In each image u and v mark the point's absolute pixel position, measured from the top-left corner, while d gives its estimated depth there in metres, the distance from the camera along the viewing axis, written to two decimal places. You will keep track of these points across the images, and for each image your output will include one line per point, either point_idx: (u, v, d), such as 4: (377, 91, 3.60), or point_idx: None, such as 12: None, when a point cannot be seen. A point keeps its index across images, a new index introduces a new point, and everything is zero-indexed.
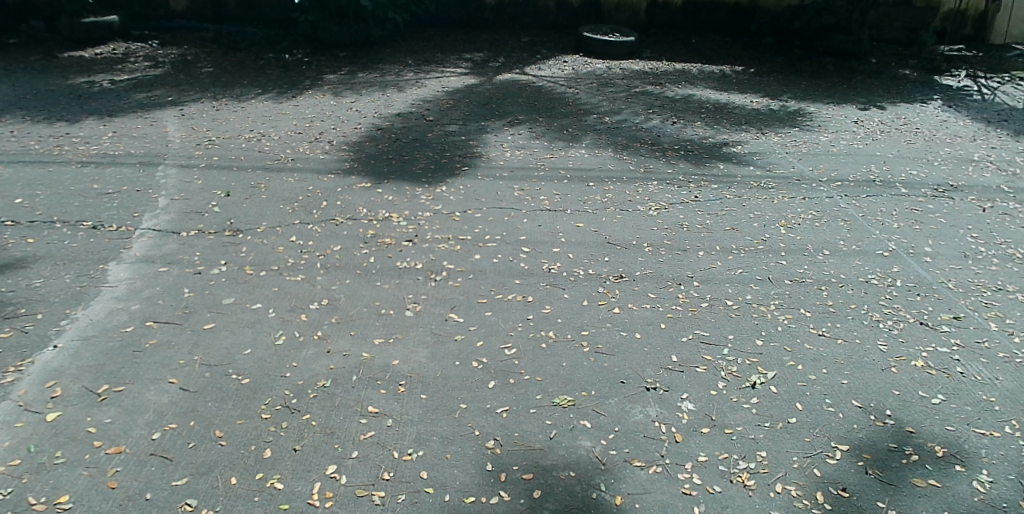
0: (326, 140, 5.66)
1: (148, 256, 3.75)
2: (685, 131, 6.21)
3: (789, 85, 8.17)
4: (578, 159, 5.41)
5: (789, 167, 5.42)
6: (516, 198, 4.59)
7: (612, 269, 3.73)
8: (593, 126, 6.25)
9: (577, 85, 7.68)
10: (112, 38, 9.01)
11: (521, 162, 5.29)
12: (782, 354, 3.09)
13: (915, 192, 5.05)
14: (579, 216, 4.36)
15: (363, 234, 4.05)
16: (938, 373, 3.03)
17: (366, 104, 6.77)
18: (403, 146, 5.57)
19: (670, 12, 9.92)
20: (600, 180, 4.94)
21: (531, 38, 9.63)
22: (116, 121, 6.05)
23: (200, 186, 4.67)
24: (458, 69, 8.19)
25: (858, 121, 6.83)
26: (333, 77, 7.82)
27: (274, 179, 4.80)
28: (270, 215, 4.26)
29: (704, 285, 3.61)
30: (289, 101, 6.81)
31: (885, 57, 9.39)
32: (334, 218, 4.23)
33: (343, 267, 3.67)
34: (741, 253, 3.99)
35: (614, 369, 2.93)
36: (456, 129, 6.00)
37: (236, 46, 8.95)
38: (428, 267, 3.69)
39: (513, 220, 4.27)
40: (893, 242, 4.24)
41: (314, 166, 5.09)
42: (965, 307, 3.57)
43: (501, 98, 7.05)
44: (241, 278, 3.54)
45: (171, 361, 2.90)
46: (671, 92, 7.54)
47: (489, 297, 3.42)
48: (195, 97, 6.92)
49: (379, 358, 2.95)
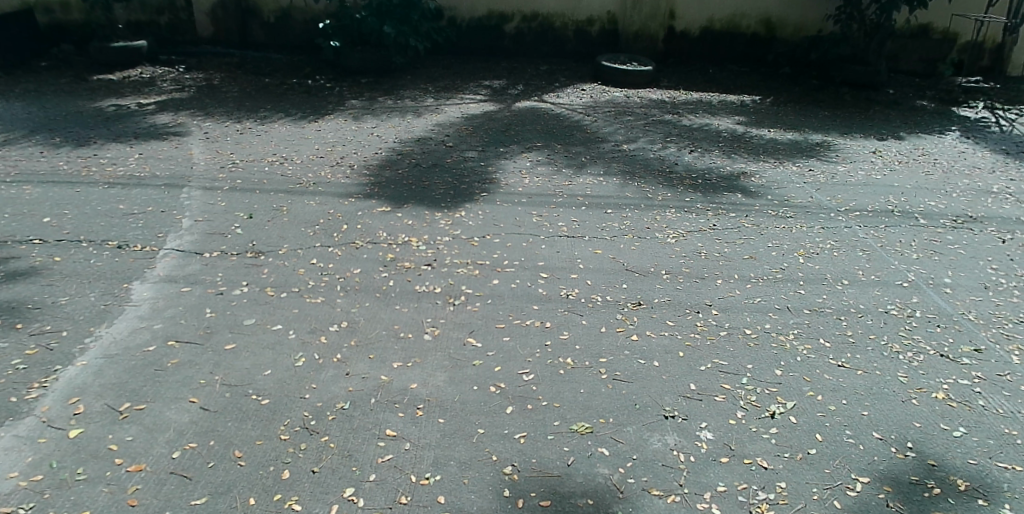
0: (347, 164, 5.72)
1: (171, 276, 3.80)
2: (703, 160, 6.23)
3: (807, 116, 8.21)
4: (595, 186, 5.44)
5: (807, 197, 5.42)
6: (534, 224, 4.62)
7: (629, 296, 3.74)
8: (611, 154, 6.29)
9: (595, 113, 7.74)
10: (139, 62, 9.20)
11: (539, 189, 5.32)
12: (802, 384, 3.06)
13: (935, 223, 5.05)
14: (597, 243, 4.38)
15: (382, 257, 4.09)
16: (959, 406, 3.01)
17: (386, 129, 6.85)
18: (422, 171, 5.63)
19: (689, 42, 10.01)
20: (618, 208, 4.97)
21: (550, 66, 9.75)
22: (142, 144, 6.16)
23: (224, 208, 4.74)
24: (477, 96, 8.29)
25: (876, 151, 6.83)
26: (356, 102, 7.93)
27: (296, 202, 4.87)
28: (292, 237, 4.31)
29: (723, 314, 3.61)
30: (311, 125, 6.91)
31: (903, 88, 9.43)
32: (354, 241, 4.27)
33: (363, 290, 3.70)
34: (759, 282, 3.99)
35: (632, 396, 2.92)
36: (474, 155, 6.06)
37: (260, 71, 9.11)
38: (447, 292, 3.71)
39: (530, 246, 4.29)
40: (913, 273, 4.23)
41: (335, 189, 5.16)
42: (986, 339, 3.55)
43: (519, 125, 7.13)
44: (262, 300, 3.58)
45: (192, 380, 2.93)
46: (688, 121, 7.59)
47: (507, 322, 3.43)
48: (219, 120, 7.04)
49: (398, 381, 2.95)
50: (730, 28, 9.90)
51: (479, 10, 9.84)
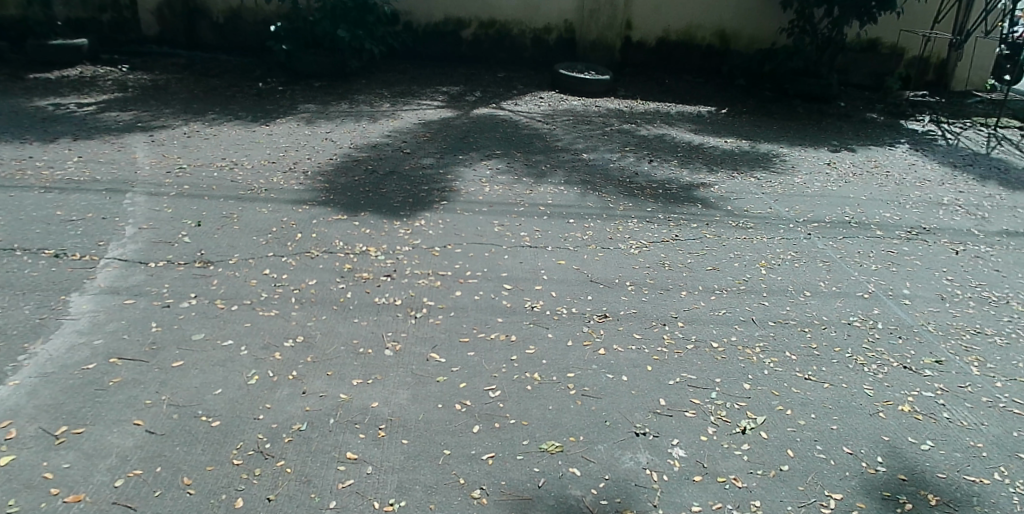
0: (300, 170, 5.53)
1: (113, 287, 3.59)
2: (662, 170, 6.23)
3: (761, 128, 8.34)
4: (556, 195, 5.38)
5: (766, 208, 5.46)
6: (496, 234, 4.53)
7: (595, 308, 3.67)
8: (571, 162, 6.25)
9: (554, 122, 7.71)
10: (80, 60, 8.82)
11: (500, 197, 5.24)
12: (771, 398, 3.03)
13: (890, 234, 5.17)
14: (560, 253, 4.31)
15: (339, 268, 3.93)
16: (925, 418, 3.01)
17: (342, 134, 6.68)
18: (380, 178, 5.49)
19: (645, 52, 10.09)
20: (580, 217, 4.92)
21: (507, 73, 9.69)
22: (82, 146, 5.86)
23: (170, 215, 4.52)
24: (435, 102, 8.17)
25: (830, 163, 6.94)
26: (309, 106, 7.73)
27: (247, 210, 4.68)
28: (243, 246, 4.12)
29: (689, 326, 3.57)
30: (263, 129, 6.70)
31: (853, 100, 9.78)
32: (309, 251, 4.11)
33: (319, 302, 3.54)
34: (723, 293, 3.97)
35: (601, 413, 2.84)
36: (432, 163, 5.94)
37: (209, 73, 8.81)
38: (408, 304, 3.58)
39: (493, 256, 4.20)
40: (872, 284, 4.29)
41: (288, 196, 4.98)
42: (946, 350, 3.60)
43: (478, 132, 7.05)
44: (212, 313, 3.39)
45: (136, 401, 2.74)
46: (646, 131, 7.61)
47: (471, 336, 3.31)
48: (165, 122, 6.76)
49: (358, 400, 2.81)
50: (685, 39, 10.01)
51: (436, 15, 9.74)
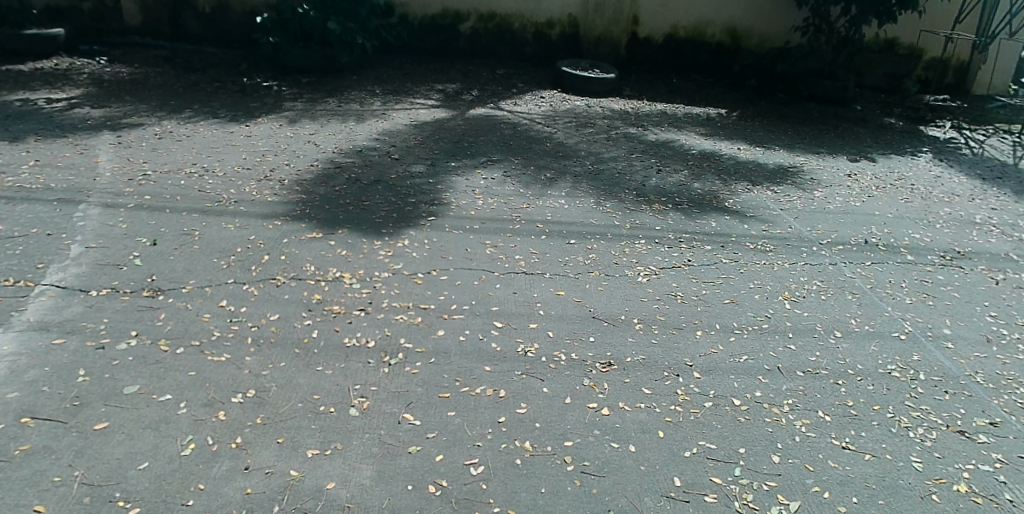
0: (276, 179, 5.04)
1: (43, 322, 3.11)
2: (672, 180, 5.74)
3: (776, 133, 7.84)
4: (556, 209, 4.89)
5: (786, 227, 4.97)
6: (488, 257, 4.05)
7: (598, 354, 3.19)
8: (573, 170, 5.76)
9: (556, 124, 7.22)
10: (55, 51, 8.32)
11: (494, 212, 4.75)
12: (805, 477, 2.57)
13: (922, 260, 4.70)
14: (559, 282, 3.83)
15: (307, 298, 3.45)
16: (986, 502, 2.56)
17: (326, 136, 6.19)
18: (363, 188, 5.00)
19: (652, 49, 9.58)
20: (581, 237, 4.43)
21: (507, 70, 9.18)
22: (41, 147, 5.37)
23: (124, 231, 4.03)
24: (429, 101, 7.67)
25: (851, 175, 6.46)
26: (294, 104, 7.23)
27: (211, 226, 4.19)
28: (201, 271, 3.64)
29: (706, 378, 3.10)
30: (241, 130, 6.20)
31: (870, 104, 9.27)
32: (275, 277, 3.63)
33: (279, 343, 3.06)
34: (743, 334, 3.50)
35: (603, 498, 2.38)
36: (421, 171, 5.45)
37: (191, 66, 8.30)
38: (382, 346, 3.10)
39: (483, 285, 3.72)
40: (909, 323, 3.83)
41: (260, 209, 4.49)
42: (1000, 408, 3.14)
43: (474, 135, 6.55)
44: (152, 357, 2.91)
45: (43, 478, 2.28)
46: (654, 136, 7.12)
47: (452, 390, 2.84)
48: (136, 120, 6.26)
49: (311, 479, 2.34)
50: (695, 36, 9.50)
51: (433, 8, 9.23)
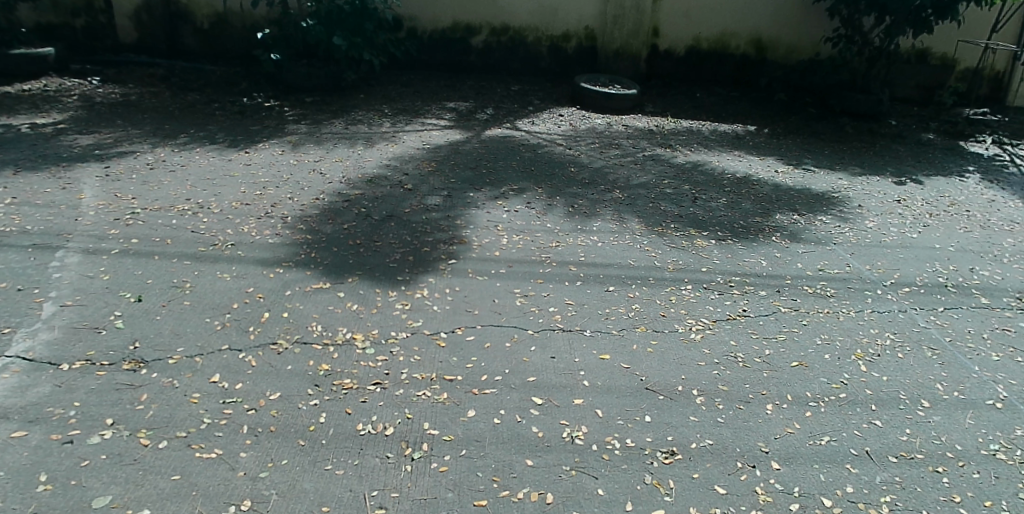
0: (278, 216, 4.58)
1: (2, 408, 2.64)
2: (710, 209, 5.24)
3: (811, 152, 7.37)
4: (589, 246, 4.40)
5: (844, 265, 4.48)
6: (518, 310, 3.57)
7: (657, 438, 2.71)
8: (603, 199, 5.27)
9: (577, 145, 6.75)
10: (46, 72, 7.89)
11: (520, 252, 4.28)
12: None
13: (1000, 303, 4.20)
14: (602, 341, 3.34)
15: (313, 369, 2.97)
16: None
17: (332, 163, 5.74)
18: (374, 225, 4.53)
19: (673, 62, 9.11)
20: (621, 282, 3.95)
21: (522, 86, 8.72)
22: (22, 181, 4.92)
23: (105, 284, 3.56)
24: (441, 121, 7.21)
25: (900, 200, 5.97)
26: (298, 127, 6.77)
27: (205, 275, 3.72)
28: (191, 335, 3.17)
29: (786, 469, 2.63)
30: (240, 157, 5.75)
31: (904, 118, 8.78)
32: (276, 341, 3.16)
33: (281, 433, 2.60)
34: (819, 407, 3.02)
35: None
36: (437, 203, 4.98)
37: (188, 86, 7.87)
38: (402, 434, 2.63)
39: (516, 346, 3.23)
40: (1003, 386, 3.34)
41: (259, 253, 4.03)
42: None
43: (491, 160, 6.09)
44: (129, 456, 2.45)
45: None
46: (683, 157, 6.64)
47: (489, 496, 2.38)
48: (127, 148, 5.81)
49: None
50: (718, 48, 9.03)
51: (443, 21, 8.79)
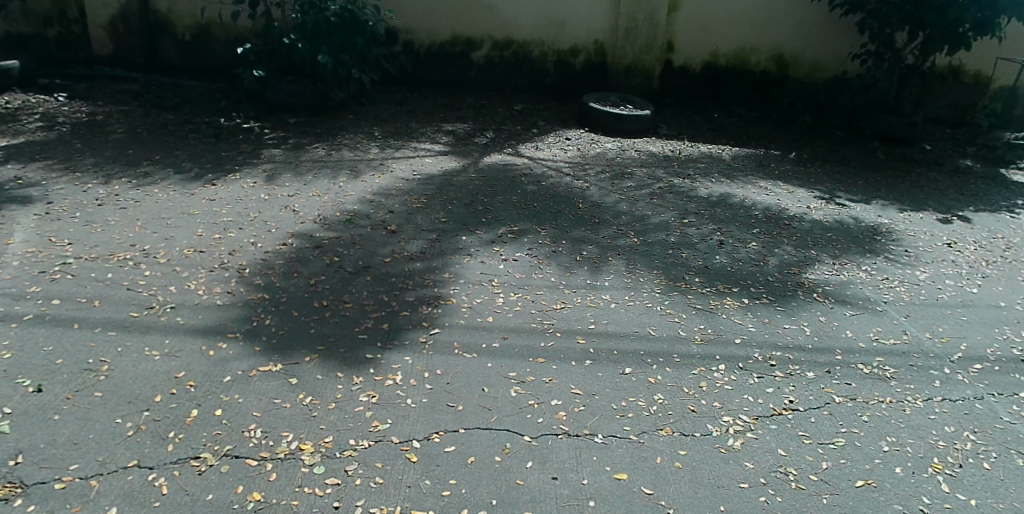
0: (235, 267, 3.91)
1: None
2: (740, 257, 4.54)
3: (843, 181, 6.66)
4: (600, 309, 3.71)
5: (902, 334, 3.77)
6: (512, 403, 2.88)
7: None
8: (615, 245, 4.57)
9: (585, 174, 6.06)
10: (10, 87, 7.29)
11: (518, 317, 3.58)
12: None
13: None
14: (617, 452, 2.64)
15: (242, 502, 2.30)
16: None
17: (308, 198, 5.06)
18: (346, 279, 3.85)
19: (688, 80, 8.42)
20: (639, 361, 3.25)
21: (525, 105, 8.04)
22: None
23: (3, 365, 2.90)
24: (435, 146, 6.54)
25: (952, 244, 5.25)
26: (275, 152, 6.12)
27: (130, 351, 3.05)
28: (93, 443, 2.51)
29: None
30: (204, 190, 5.10)
31: (941, 143, 8.07)
32: (200, 455, 2.48)
33: None
34: None
35: None
36: (423, 250, 4.29)
37: (163, 104, 7.23)
38: None
39: (507, 462, 2.54)
40: None
41: (203, 319, 3.35)
42: None
43: (488, 193, 5.40)
44: None
45: None
46: (704, 189, 5.93)
47: None
48: (80, 179, 5.17)
49: None
50: (737, 64, 8.32)
51: (442, 34, 8.14)
